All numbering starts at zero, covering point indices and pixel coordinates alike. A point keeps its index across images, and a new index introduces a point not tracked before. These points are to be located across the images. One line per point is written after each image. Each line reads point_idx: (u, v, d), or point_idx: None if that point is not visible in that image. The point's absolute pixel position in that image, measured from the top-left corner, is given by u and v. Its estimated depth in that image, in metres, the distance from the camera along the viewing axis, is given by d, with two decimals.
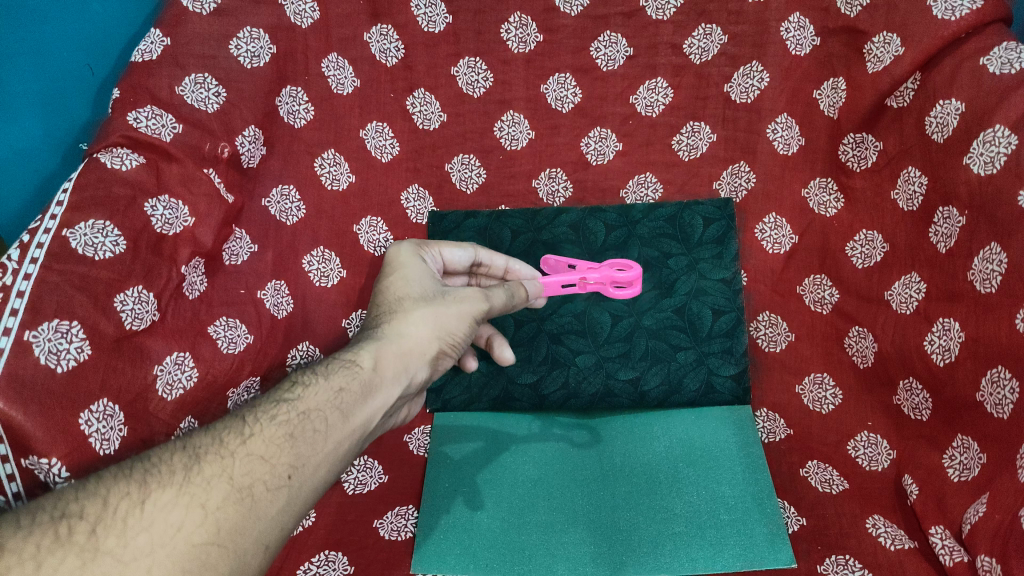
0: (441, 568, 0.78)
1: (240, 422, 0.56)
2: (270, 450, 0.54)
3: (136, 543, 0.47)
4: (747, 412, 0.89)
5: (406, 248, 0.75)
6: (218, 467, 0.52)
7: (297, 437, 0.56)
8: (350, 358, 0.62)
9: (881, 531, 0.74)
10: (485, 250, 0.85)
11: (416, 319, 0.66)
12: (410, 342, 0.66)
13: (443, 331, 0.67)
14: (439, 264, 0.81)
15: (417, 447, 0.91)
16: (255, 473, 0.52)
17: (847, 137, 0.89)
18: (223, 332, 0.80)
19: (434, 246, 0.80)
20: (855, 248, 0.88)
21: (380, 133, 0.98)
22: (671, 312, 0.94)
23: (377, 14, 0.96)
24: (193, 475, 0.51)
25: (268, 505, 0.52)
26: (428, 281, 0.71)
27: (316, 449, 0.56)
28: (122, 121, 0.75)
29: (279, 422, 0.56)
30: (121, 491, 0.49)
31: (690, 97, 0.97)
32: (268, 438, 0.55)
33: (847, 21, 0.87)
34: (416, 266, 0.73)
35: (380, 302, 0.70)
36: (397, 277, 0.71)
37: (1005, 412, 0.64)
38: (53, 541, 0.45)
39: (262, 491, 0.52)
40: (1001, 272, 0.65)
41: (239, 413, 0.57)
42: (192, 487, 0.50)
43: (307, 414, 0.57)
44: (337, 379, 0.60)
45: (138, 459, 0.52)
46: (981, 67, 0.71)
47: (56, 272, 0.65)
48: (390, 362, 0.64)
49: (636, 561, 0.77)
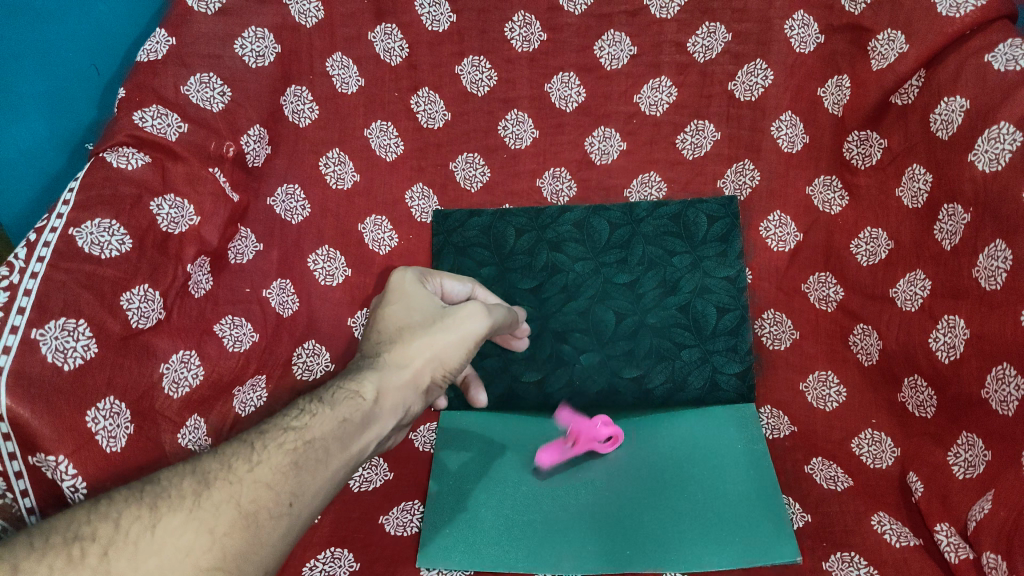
0: (446, 563, 0.77)
1: (248, 448, 0.56)
2: (276, 478, 0.54)
3: (147, 566, 0.47)
4: (752, 409, 0.90)
5: (409, 275, 0.75)
6: (226, 493, 0.52)
7: (300, 465, 0.55)
8: (353, 387, 0.62)
9: (886, 528, 0.74)
10: (482, 287, 0.84)
11: (417, 351, 0.66)
12: (411, 375, 0.65)
13: (439, 360, 0.66)
14: (440, 294, 0.80)
15: (423, 444, 0.92)
16: (260, 500, 0.52)
17: (852, 135, 0.89)
18: (229, 330, 0.81)
19: (437, 276, 0.79)
20: (860, 245, 0.88)
21: (384, 132, 0.98)
22: (675, 311, 0.94)
23: (381, 12, 0.95)
24: (202, 501, 0.51)
25: (271, 531, 0.52)
26: (428, 308, 0.70)
27: (318, 478, 0.56)
28: (127, 120, 0.75)
29: (286, 450, 0.56)
30: (132, 515, 0.49)
31: (693, 95, 0.97)
32: (274, 465, 0.55)
33: (852, 19, 0.87)
34: (418, 294, 0.73)
35: (382, 330, 0.69)
36: (400, 306, 0.71)
37: (1011, 408, 0.64)
38: (66, 562, 0.46)
39: (265, 518, 0.52)
40: (1006, 268, 0.65)
41: (246, 439, 0.57)
42: (201, 513, 0.50)
43: (312, 443, 0.57)
44: (341, 410, 0.60)
45: (148, 481, 0.53)
46: (986, 64, 0.71)
47: (63, 270, 0.65)
48: (392, 393, 0.63)
49: (643, 557, 0.76)
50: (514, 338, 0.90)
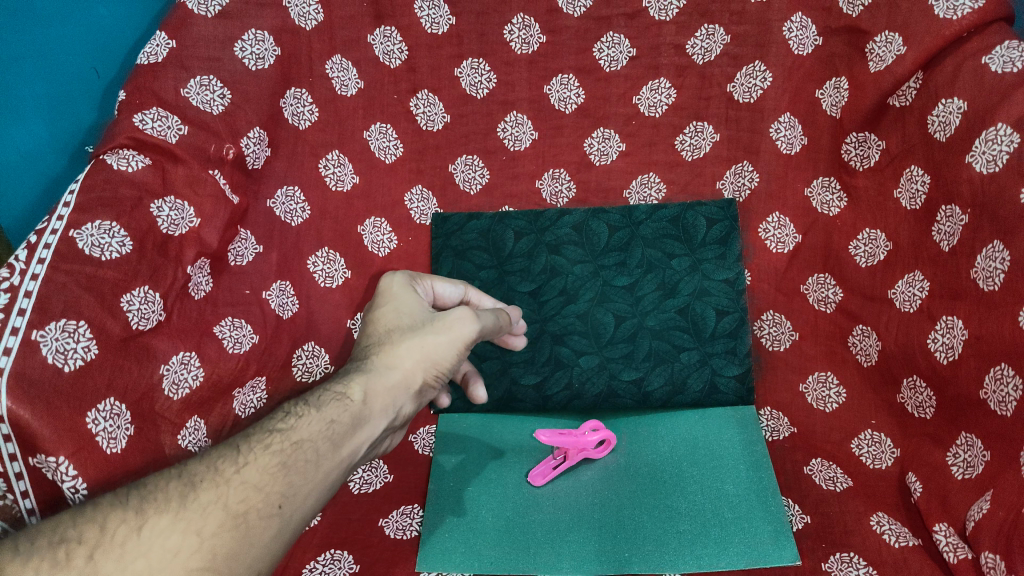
0: (446, 565, 0.77)
1: (234, 450, 0.56)
2: (265, 478, 0.54)
3: (134, 568, 0.47)
4: (751, 411, 0.90)
5: (399, 279, 0.75)
6: (213, 494, 0.52)
7: (289, 466, 0.55)
8: (341, 389, 0.62)
9: (885, 529, 0.74)
10: (474, 289, 0.84)
11: (405, 352, 0.66)
12: (399, 376, 0.65)
13: (430, 362, 0.66)
14: (431, 297, 0.80)
15: (422, 446, 0.92)
16: (249, 500, 0.52)
17: (850, 137, 0.89)
18: (228, 332, 0.81)
19: (428, 278, 0.79)
20: (858, 246, 0.88)
21: (384, 134, 0.99)
22: (674, 313, 0.94)
23: (380, 15, 0.95)
24: (189, 502, 0.51)
25: (262, 531, 0.52)
26: (418, 312, 0.70)
27: (308, 478, 0.56)
28: (128, 122, 0.76)
29: (273, 451, 0.56)
30: (119, 517, 0.49)
31: (692, 97, 0.98)
32: (262, 466, 0.55)
33: (848, 21, 0.87)
34: (409, 297, 0.73)
35: (371, 334, 0.69)
36: (389, 309, 0.71)
37: (1009, 409, 0.64)
38: (52, 565, 0.46)
39: (255, 518, 0.52)
40: (1004, 270, 0.66)
41: (234, 441, 0.57)
42: (188, 514, 0.50)
43: (300, 444, 0.57)
44: (329, 411, 0.60)
45: (135, 485, 0.53)
46: (983, 66, 0.71)
47: (63, 272, 0.65)
48: (381, 394, 0.63)
49: (641, 559, 0.76)
50: (512, 338, 0.88)
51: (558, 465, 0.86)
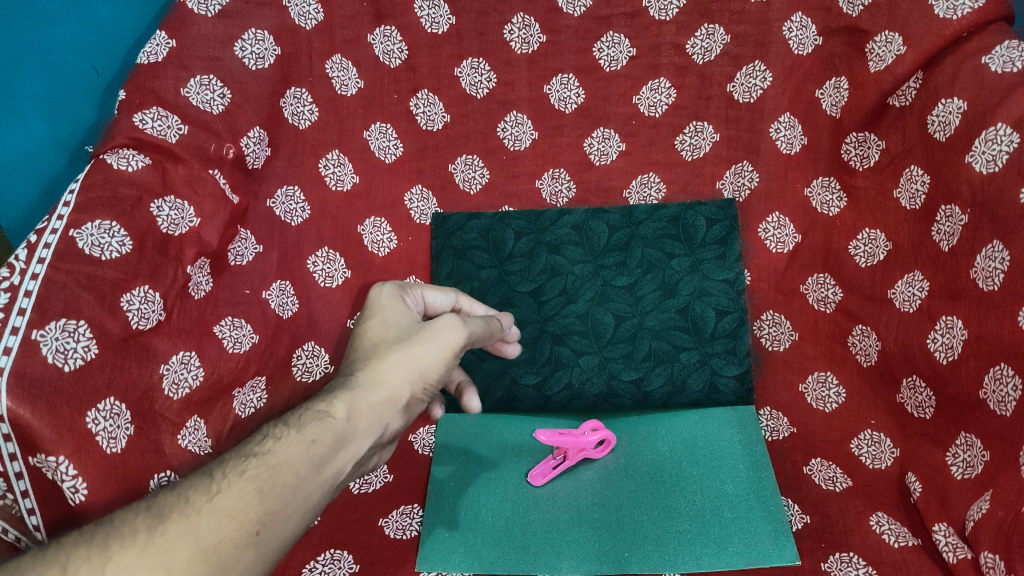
0: (446, 565, 0.77)
1: (207, 478, 0.51)
2: (239, 506, 0.49)
3: None
4: (749, 412, 0.90)
5: (387, 289, 0.72)
6: (183, 526, 0.47)
7: (265, 492, 0.51)
8: (323, 407, 0.58)
9: (885, 528, 0.74)
10: (465, 296, 0.83)
11: (392, 365, 0.63)
12: (386, 390, 0.62)
13: (418, 374, 0.64)
14: (421, 306, 0.78)
15: (422, 446, 0.93)
16: (223, 530, 0.48)
17: (850, 137, 0.89)
18: (228, 331, 0.81)
19: (417, 289, 0.77)
20: (858, 247, 0.88)
21: (384, 134, 0.99)
22: (674, 313, 0.94)
23: (380, 15, 0.95)
24: (156, 536, 0.46)
25: (237, 563, 0.48)
26: (406, 324, 0.68)
27: (287, 504, 0.51)
28: (128, 121, 0.75)
29: (248, 477, 0.51)
30: (80, 556, 0.45)
31: (692, 97, 0.98)
32: (236, 493, 0.50)
33: (848, 21, 0.87)
34: (396, 308, 0.70)
35: (357, 347, 0.66)
36: (376, 321, 0.68)
37: (1008, 409, 0.64)
38: None
39: (229, 550, 0.48)
40: (1004, 270, 0.66)
41: (206, 467, 0.53)
42: (155, 549, 0.46)
43: (278, 468, 0.53)
44: (310, 431, 0.56)
45: (100, 520, 0.48)
46: (983, 66, 0.71)
47: (63, 272, 0.65)
48: (366, 410, 0.60)
49: (640, 558, 0.77)
50: (504, 343, 0.86)
51: (558, 465, 0.86)
